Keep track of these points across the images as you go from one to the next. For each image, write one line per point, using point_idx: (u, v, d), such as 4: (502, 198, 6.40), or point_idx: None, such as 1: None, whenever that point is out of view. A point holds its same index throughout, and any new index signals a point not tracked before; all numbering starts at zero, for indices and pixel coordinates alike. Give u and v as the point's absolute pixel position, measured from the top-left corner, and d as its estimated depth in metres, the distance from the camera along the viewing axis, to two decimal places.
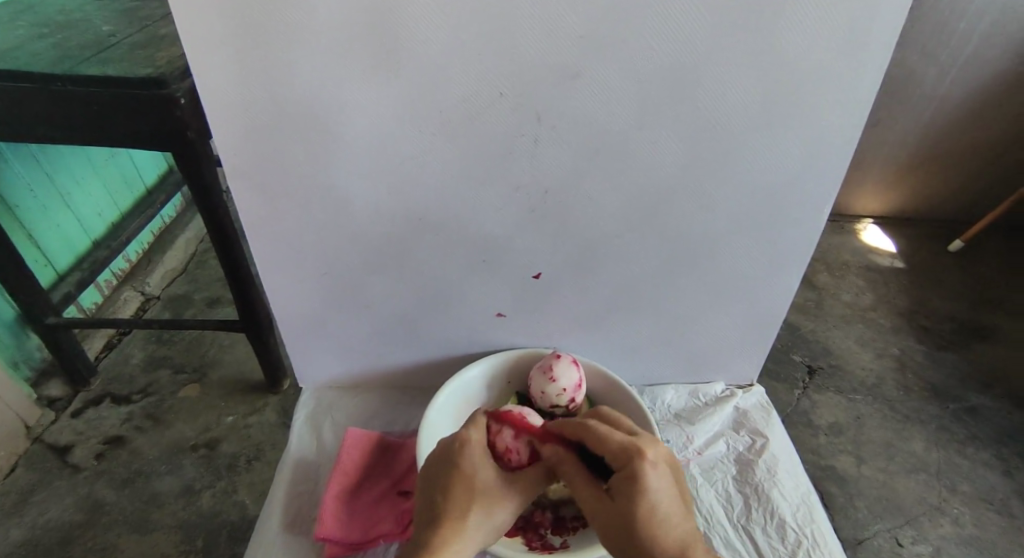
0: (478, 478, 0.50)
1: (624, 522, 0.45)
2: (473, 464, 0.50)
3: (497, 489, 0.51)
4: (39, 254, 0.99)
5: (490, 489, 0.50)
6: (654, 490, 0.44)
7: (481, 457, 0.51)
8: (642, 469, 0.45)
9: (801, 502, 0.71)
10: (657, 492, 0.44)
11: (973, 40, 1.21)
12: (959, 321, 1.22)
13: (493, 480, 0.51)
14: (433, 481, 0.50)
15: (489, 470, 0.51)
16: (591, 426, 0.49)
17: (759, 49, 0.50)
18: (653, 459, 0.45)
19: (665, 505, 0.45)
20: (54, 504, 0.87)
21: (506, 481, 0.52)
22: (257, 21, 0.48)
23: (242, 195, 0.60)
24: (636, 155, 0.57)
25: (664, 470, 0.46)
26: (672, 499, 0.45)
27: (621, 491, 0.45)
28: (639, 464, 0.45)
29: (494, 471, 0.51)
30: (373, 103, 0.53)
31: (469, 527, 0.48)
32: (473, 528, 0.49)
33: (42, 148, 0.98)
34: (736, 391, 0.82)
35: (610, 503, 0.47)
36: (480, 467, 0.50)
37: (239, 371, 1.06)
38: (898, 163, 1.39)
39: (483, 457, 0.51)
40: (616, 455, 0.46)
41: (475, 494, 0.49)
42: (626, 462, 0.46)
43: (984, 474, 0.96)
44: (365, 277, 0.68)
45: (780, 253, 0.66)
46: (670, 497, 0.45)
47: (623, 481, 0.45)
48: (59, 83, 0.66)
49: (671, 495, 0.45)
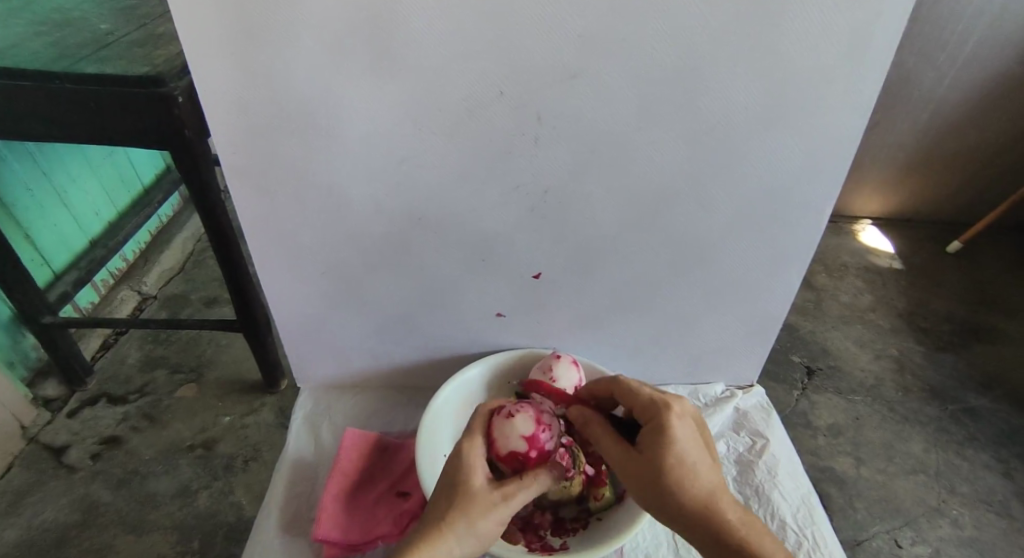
0: (462, 481, 0.48)
1: (651, 469, 0.45)
2: (459, 465, 0.49)
3: (482, 492, 0.47)
4: (34, 253, 0.99)
5: (474, 490, 0.47)
6: (682, 438, 0.46)
7: (467, 460, 0.50)
8: (672, 416, 0.46)
9: (801, 503, 0.70)
10: (685, 439, 0.46)
11: (971, 41, 1.21)
12: (957, 322, 1.22)
13: (479, 482, 0.48)
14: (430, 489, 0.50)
15: (475, 472, 0.48)
16: (623, 382, 0.52)
17: (760, 51, 0.50)
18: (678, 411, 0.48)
19: (694, 454, 0.45)
20: (49, 504, 0.86)
21: (498, 487, 0.48)
22: (256, 19, 0.48)
23: (241, 195, 0.60)
24: (636, 155, 0.57)
25: (691, 423, 0.47)
26: (700, 451, 0.46)
27: (648, 441, 0.46)
28: (666, 415, 0.47)
29: (480, 476, 0.48)
30: (373, 103, 0.53)
31: (445, 529, 0.45)
32: (450, 529, 0.45)
33: (38, 147, 0.97)
34: (736, 392, 0.82)
35: (635, 454, 0.47)
36: (466, 469, 0.49)
37: (236, 372, 1.06)
38: (897, 164, 1.39)
39: (473, 460, 0.49)
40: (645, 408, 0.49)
41: (452, 496, 0.47)
42: (655, 412, 0.48)
43: (982, 475, 0.96)
44: (364, 276, 0.68)
45: (781, 254, 0.66)
46: (698, 448, 0.46)
47: (652, 428, 0.47)
48: (56, 81, 0.65)
49: (700, 448, 0.46)
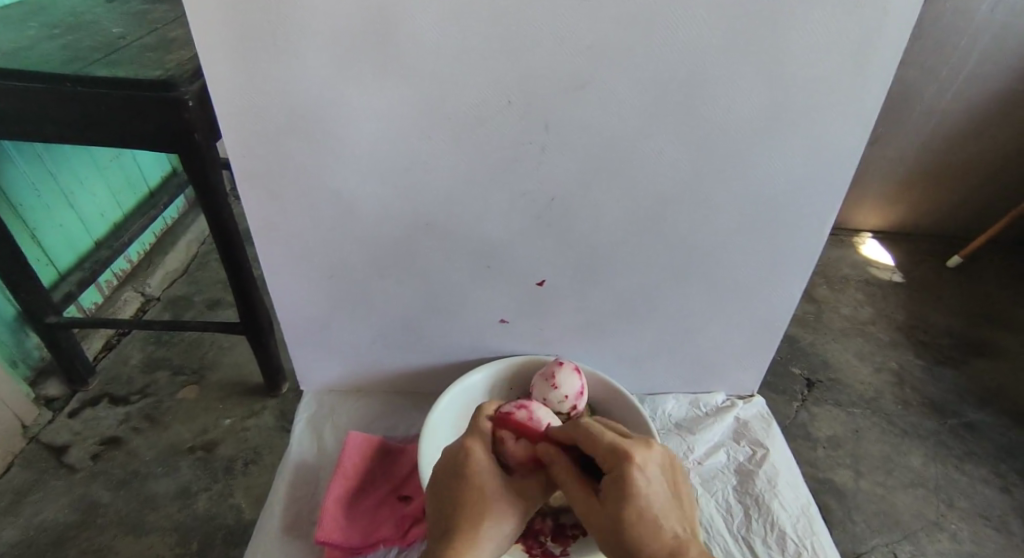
0: (486, 484, 0.46)
1: (610, 527, 0.43)
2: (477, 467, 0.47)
3: (508, 491, 0.47)
4: (40, 253, 0.99)
5: (501, 491, 0.47)
6: (643, 491, 0.42)
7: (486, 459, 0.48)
8: (631, 471, 0.43)
9: (801, 513, 0.71)
10: (645, 491, 0.42)
11: (972, 58, 1.23)
12: (957, 336, 1.23)
13: (502, 483, 0.48)
14: (444, 494, 0.47)
15: (497, 474, 0.48)
16: (583, 427, 0.48)
17: (762, 63, 0.51)
18: (640, 462, 0.43)
19: (657, 508, 0.42)
20: (48, 504, 0.86)
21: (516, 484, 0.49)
22: (267, 24, 0.49)
23: (250, 198, 0.61)
24: (642, 164, 0.58)
25: (654, 473, 0.43)
26: (664, 503, 0.43)
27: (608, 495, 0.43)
28: (628, 465, 0.43)
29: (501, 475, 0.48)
30: (383, 110, 0.54)
31: (485, 535, 0.44)
32: (488, 534, 0.45)
33: (48, 148, 0.98)
34: (737, 402, 0.82)
35: (598, 506, 0.44)
36: (486, 472, 0.47)
37: (237, 375, 1.06)
38: (898, 178, 1.40)
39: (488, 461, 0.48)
40: (605, 456, 0.45)
41: (483, 499, 0.46)
42: (615, 463, 0.44)
43: (982, 490, 0.96)
44: (369, 281, 0.68)
45: (779, 267, 0.67)
46: (661, 502, 0.43)
47: (612, 480, 0.43)
48: (68, 84, 0.66)
49: (667, 499, 0.43)
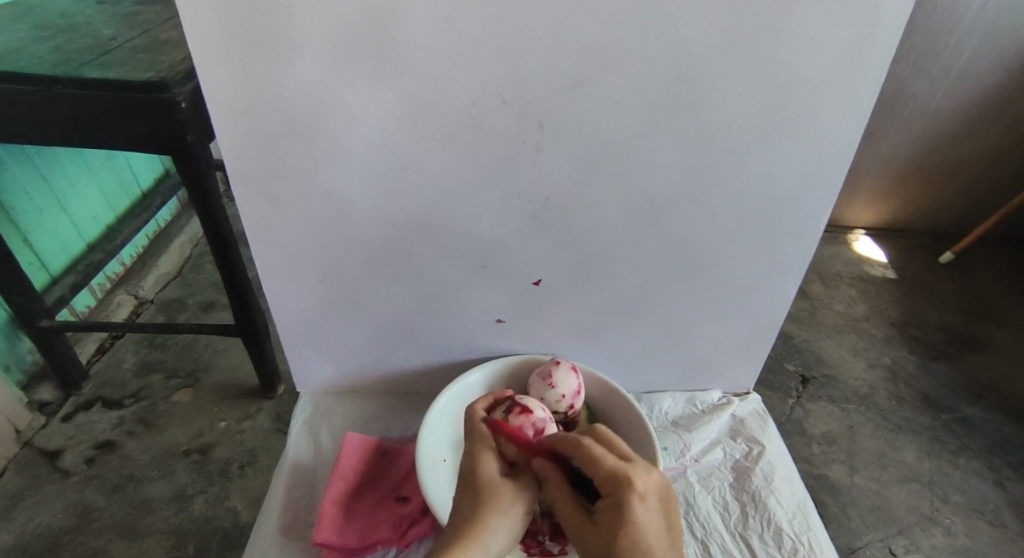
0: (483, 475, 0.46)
1: (598, 551, 0.40)
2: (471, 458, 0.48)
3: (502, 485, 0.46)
4: (32, 256, 0.98)
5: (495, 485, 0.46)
6: (639, 524, 0.39)
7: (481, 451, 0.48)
8: (631, 500, 0.39)
9: (797, 509, 0.71)
10: (643, 524, 0.39)
11: (963, 55, 1.23)
12: (949, 331, 1.24)
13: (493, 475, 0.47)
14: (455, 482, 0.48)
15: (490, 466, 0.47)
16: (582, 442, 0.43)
17: (756, 63, 0.51)
18: (642, 490, 0.40)
19: (649, 540, 0.39)
20: (41, 510, 0.85)
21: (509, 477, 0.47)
22: (260, 28, 0.49)
23: (244, 200, 0.60)
24: (637, 163, 0.58)
25: (654, 503, 0.40)
26: (657, 537, 0.39)
27: (604, 520, 0.40)
28: (627, 494, 0.39)
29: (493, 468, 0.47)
30: (377, 111, 0.54)
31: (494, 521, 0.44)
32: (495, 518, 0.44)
33: (39, 151, 0.97)
34: (733, 398, 0.83)
35: (589, 529, 0.41)
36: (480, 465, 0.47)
37: (232, 377, 1.05)
38: (891, 175, 1.41)
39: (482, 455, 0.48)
40: (603, 477, 0.41)
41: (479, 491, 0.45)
42: (613, 487, 0.40)
43: (975, 484, 0.97)
44: (365, 281, 0.68)
45: (773, 266, 0.67)
46: (657, 536, 0.39)
47: (607, 506, 0.40)
48: (59, 86, 0.66)
49: (659, 531, 0.40)
